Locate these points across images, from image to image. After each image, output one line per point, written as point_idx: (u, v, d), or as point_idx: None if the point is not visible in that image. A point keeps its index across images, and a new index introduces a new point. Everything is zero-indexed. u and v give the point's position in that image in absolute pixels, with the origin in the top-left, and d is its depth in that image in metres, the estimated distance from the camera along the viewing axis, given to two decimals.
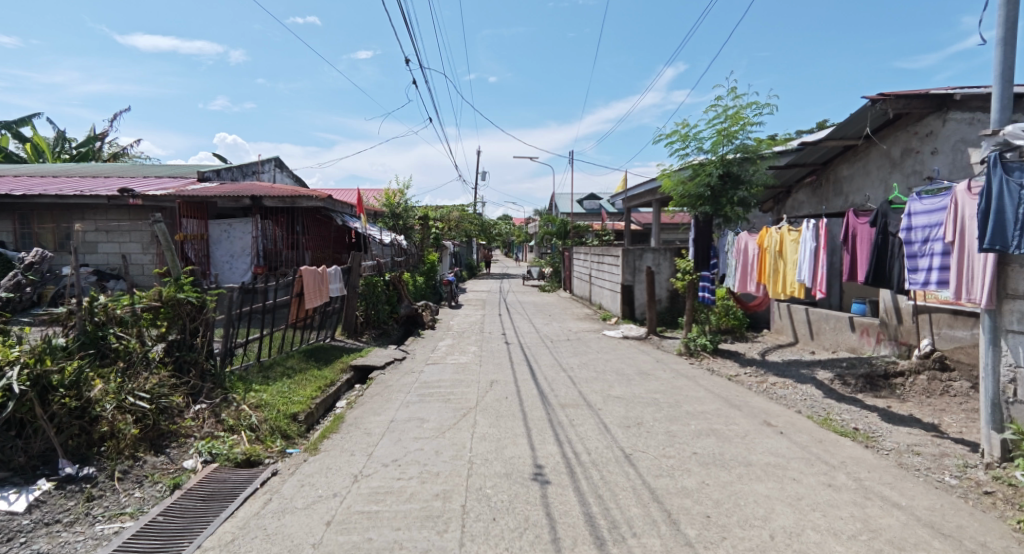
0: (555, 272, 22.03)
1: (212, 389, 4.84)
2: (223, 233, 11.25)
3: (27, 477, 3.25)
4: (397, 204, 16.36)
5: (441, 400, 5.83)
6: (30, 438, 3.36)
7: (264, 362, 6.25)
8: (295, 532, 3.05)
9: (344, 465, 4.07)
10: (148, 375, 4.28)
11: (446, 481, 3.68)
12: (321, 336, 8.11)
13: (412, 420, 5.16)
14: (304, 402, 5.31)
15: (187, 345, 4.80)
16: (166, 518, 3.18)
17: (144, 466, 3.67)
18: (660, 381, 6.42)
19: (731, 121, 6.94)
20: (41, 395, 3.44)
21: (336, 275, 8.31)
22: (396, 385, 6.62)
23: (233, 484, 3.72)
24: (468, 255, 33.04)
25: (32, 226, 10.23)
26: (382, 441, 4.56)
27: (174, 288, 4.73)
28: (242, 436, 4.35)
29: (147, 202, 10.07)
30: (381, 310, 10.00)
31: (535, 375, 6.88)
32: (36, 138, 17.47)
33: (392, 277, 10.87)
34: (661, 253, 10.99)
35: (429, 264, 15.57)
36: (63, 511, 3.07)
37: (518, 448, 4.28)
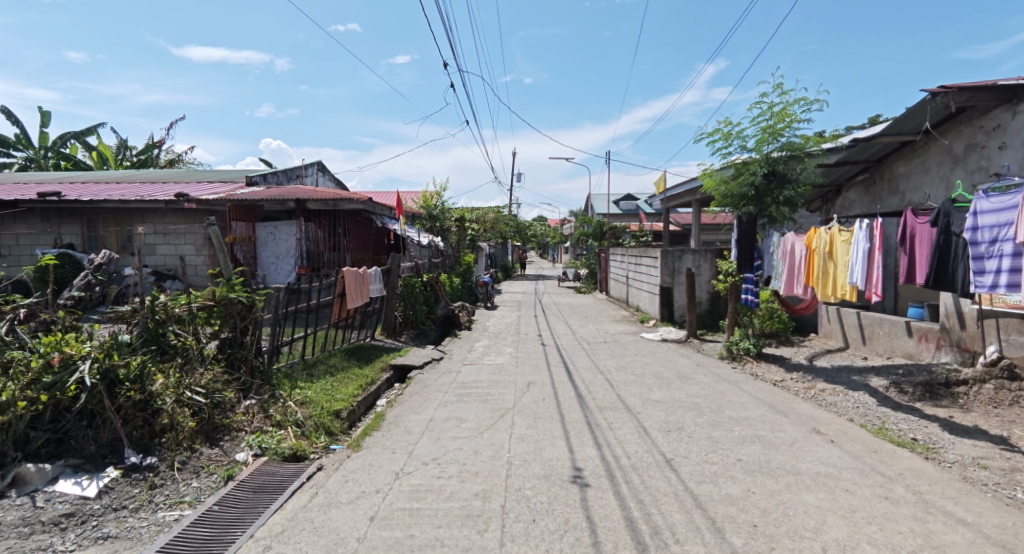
0: (591, 273, 21.84)
1: (261, 385, 5.04)
2: (269, 235, 11.67)
3: (97, 465, 3.47)
4: (434, 206, 16.60)
5: (478, 400, 5.88)
6: (99, 428, 3.60)
7: (308, 360, 6.46)
8: (341, 526, 3.14)
9: (385, 462, 4.16)
10: (204, 371, 4.49)
11: (485, 481, 3.72)
12: (361, 335, 8.31)
13: (451, 419, 5.22)
14: (347, 399, 5.46)
15: (238, 343, 5.01)
16: (221, 508, 3.32)
17: (201, 458, 3.85)
18: (701, 385, 6.28)
19: (777, 118, 6.72)
20: (109, 388, 3.66)
21: (376, 276, 8.50)
22: (434, 384, 6.71)
23: (282, 477, 3.86)
24: (503, 256, 33.20)
25: (98, 230, 10.90)
26: (422, 440, 4.63)
27: (226, 288, 4.92)
28: (289, 431, 4.51)
29: (201, 205, 10.57)
30: (419, 311, 10.16)
31: (572, 377, 6.85)
32: (101, 147, 18.62)
33: (430, 278, 11.04)
34: (701, 254, 10.73)
35: (465, 266, 15.71)
36: (129, 498, 3.27)
37: (557, 450, 4.28)
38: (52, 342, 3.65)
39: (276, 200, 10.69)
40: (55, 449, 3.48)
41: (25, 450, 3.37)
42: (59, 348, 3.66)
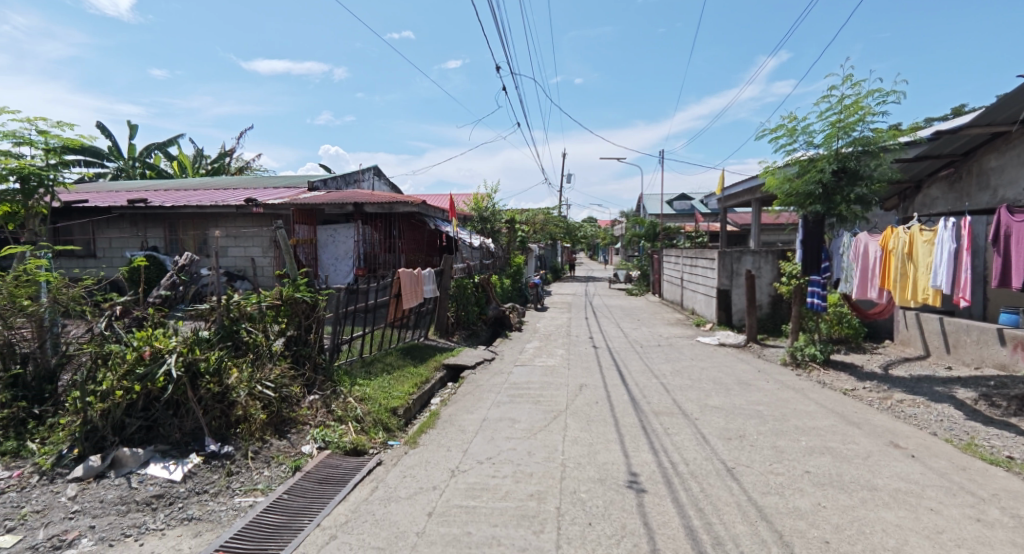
0: (643, 276, 21.39)
1: (323, 381, 5.26)
2: (329, 237, 12.17)
3: (182, 451, 3.73)
4: (485, 208, 16.80)
5: (531, 401, 5.90)
6: (183, 417, 3.87)
7: (366, 358, 6.69)
8: (401, 520, 3.23)
9: (441, 459, 4.25)
10: (272, 366, 4.73)
11: (540, 482, 3.73)
12: (416, 335, 8.52)
13: (504, 419, 5.26)
14: (403, 397, 5.62)
15: (302, 341, 5.26)
16: (290, 497, 3.50)
17: (271, 448, 4.07)
18: (763, 392, 6.02)
19: (848, 112, 6.36)
20: (192, 380, 3.94)
21: (430, 276, 8.69)
22: (486, 385, 6.78)
23: (344, 470, 4.02)
24: (553, 258, 33.14)
25: (178, 234, 11.70)
26: (476, 439, 4.70)
27: (293, 288, 5.18)
28: (349, 426, 4.68)
29: (268, 210, 11.16)
30: (471, 312, 10.31)
31: (625, 380, 6.73)
32: (181, 156, 20.03)
33: (481, 279, 11.18)
34: (762, 256, 10.29)
35: (515, 267, 15.78)
36: (210, 483, 3.50)
37: (611, 454, 4.22)
38: (143, 337, 3.97)
39: (336, 204, 11.13)
40: (145, 436, 3.77)
41: (120, 435, 3.68)
42: (149, 342, 3.97)
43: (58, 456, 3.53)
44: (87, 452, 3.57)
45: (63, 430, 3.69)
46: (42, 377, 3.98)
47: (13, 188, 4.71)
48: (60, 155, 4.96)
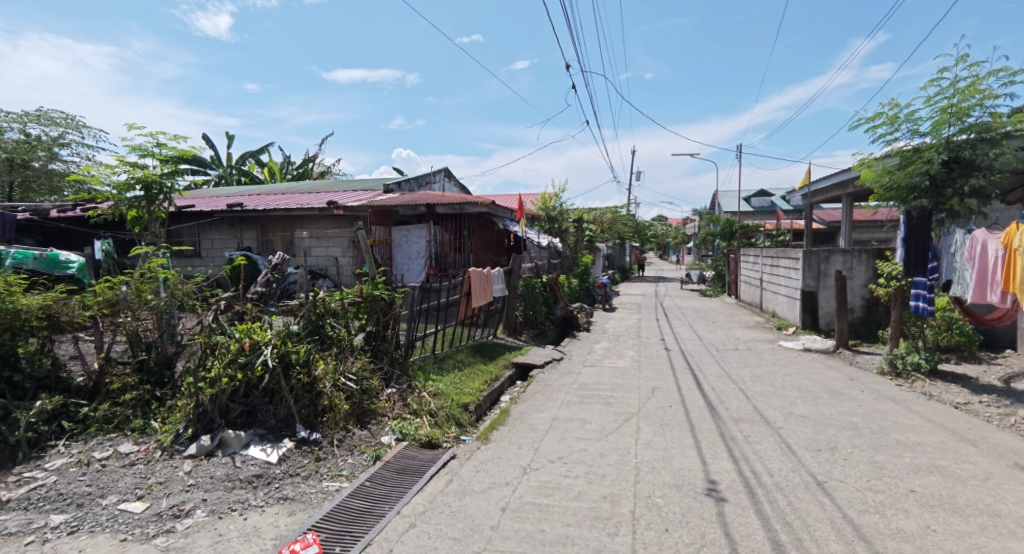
0: (718, 276, 20.47)
1: (400, 375, 5.48)
2: (402, 238, 12.57)
3: (276, 436, 4.02)
4: (553, 207, 16.82)
5: (602, 403, 5.82)
6: (278, 404, 4.17)
7: (438, 354, 6.90)
8: (476, 513, 3.31)
9: (513, 456, 4.29)
10: (354, 359, 4.97)
11: (614, 484, 3.67)
12: (485, 333, 8.67)
13: (574, 420, 5.23)
14: (474, 393, 5.74)
15: (380, 336, 5.49)
16: (372, 484, 3.67)
17: (354, 437, 4.29)
18: (857, 402, 5.58)
19: (962, 96, 5.77)
20: (285, 370, 4.24)
21: (499, 276, 8.80)
22: (556, 384, 6.78)
23: (421, 462, 4.17)
24: (621, 258, 32.52)
25: (268, 235, 12.58)
26: (547, 438, 4.71)
27: (372, 286, 5.44)
28: (424, 419, 4.83)
29: (347, 212, 11.77)
30: (538, 311, 10.36)
31: (701, 385, 6.48)
32: (271, 163, 21.54)
33: (549, 279, 11.21)
34: (854, 256, 9.56)
35: (583, 267, 15.62)
36: (301, 466, 3.75)
37: (688, 460, 4.08)
38: (244, 330, 4.31)
39: (409, 205, 11.53)
40: (246, 420, 4.10)
41: (225, 418, 4.02)
42: (250, 334, 4.31)
43: (176, 435, 3.92)
44: (198, 432, 3.94)
45: (179, 412, 4.09)
46: (161, 363, 4.44)
47: (138, 194, 5.40)
48: (175, 163, 5.51)
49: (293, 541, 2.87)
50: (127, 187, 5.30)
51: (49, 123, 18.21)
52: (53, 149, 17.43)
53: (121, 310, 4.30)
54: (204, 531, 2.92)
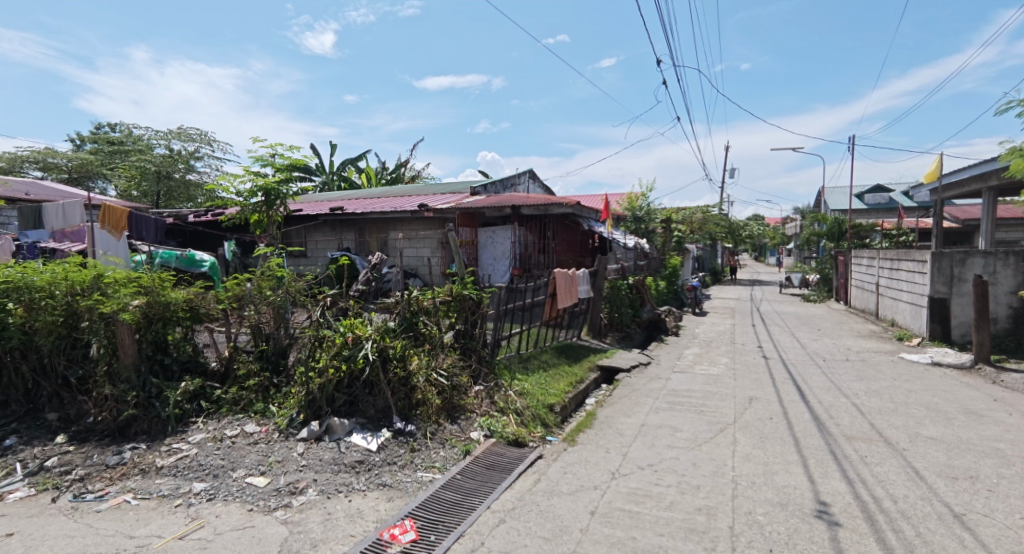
0: (825, 280, 18.85)
1: (487, 373, 5.58)
2: (488, 238, 12.80)
3: (375, 425, 4.27)
4: (639, 208, 16.44)
5: (694, 411, 5.57)
6: (377, 396, 4.42)
7: (523, 354, 6.95)
8: (564, 514, 3.30)
9: (601, 460, 4.23)
10: (445, 356, 5.14)
11: (709, 497, 3.50)
12: (569, 334, 8.61)
13: (664, 427, 5.05)
14: (559, 394, 5.74)
15: (469, 335, 5.62)
16: (462, 478, 3.78)
17: (446, 431, 4.44)
18: (1002, 427, 4.89)
19: None
20: (383, 363, 4.48)
21: (584, 277, 8.72)
22: (643, 389, 6.59)
23: (509, 459, 4.24)
24: (712, 259, 31.02)
25: (366, 237, 13.36)
26: (636, 444, 4.58)
27: (461, 286, 5.60)
28: (511, 418, 4.89)
29: (437, 214, 12.20)
30: (624, 314, 10.15)
31: (806, 397, 5.99)
32: (368, 169, 22.91)
33: (636, 280, 10.94)
34: (997, 258, 8.39)
35: (672, 269, 15.06)
36: (397, 456, 3.95)
37: (793, 478, 3.79)
38: (347, 325, 4.62)
39: (496, 207, 11.72)
40: (348, 409, 4.38)
41: (332, 406, 4.33)
42: (352, 329, 4.61)
43: (290, 419, 4.27)
44: (308, 417, 4.27)
45: (292, 398, 4.45)
46: (278, 352, 4.86)
47: (261, 200, 5.97)
48: (289, 171, 6.01)
49: (393, 525, 3.05)
50: (251, 194, 5.88)
51: (186, 139, 20.66)
52: (189, 161, 19.76)
53: (246, 304, 4.78)
54: (316, 509, 3.18)
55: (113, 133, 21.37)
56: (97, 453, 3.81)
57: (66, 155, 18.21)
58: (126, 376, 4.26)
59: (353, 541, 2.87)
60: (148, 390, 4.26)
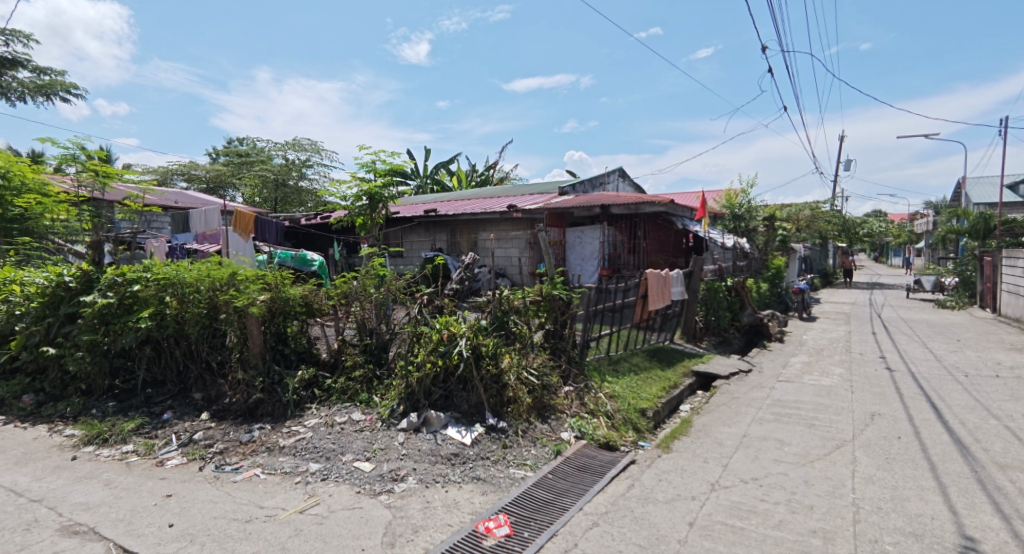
0: (965, 284, 16.58)
1: (577, 374, 5.55)
2: (577, 238, 12.67)
3: (469, 420, 4.40)
4: (739, 205, 15.40)
5: (804, 424, 5.16)
6: (470, 392, 4.56)
7: (613, 356, 6.83)
8: (661, 523, 3.20)
9: (699, 470, 4.05)
10: (535, 356, 5.18)
11: (825, 519, 3.23)
12: (661, 337, 8.34)
13: (770, 440, 4.73)
14: (652, 399, 5.58)
15: (558, 335, 5.62)
16: (554, 477, 3.80)
17: (536, 430, 4.48)
18: None
19: None
20: (476, 360, 4.61)
21: (678, 278, 8.39)
22: (744, 398, 6.21)
23: (601, 462, 4.18)
24: (822, 260, 28.54)
25: (458, 237, 13.79)
26: (738, 455, 4.34)
27: (551, 286, 5.62)
28: (602, 420, 4.84)
29: (526, 215, 12.33)
30: (721, 317, 9.63)
31: (942, 417, 5.31)
32: (460, 172, 23.67)
33: (735, 282, 10.34)
34: None
35: (776, 269, 14.07)
36: (490, 451, 4.04)
37: (929, 506, 3.39)
38: (443, 322, 4.81)
39: (585, 206, 11.59)
40: (444, 403, 4.56)
41: (428, 399, 4.53)
42: (448, 326, 4.80)
43: (391, 409, 4.52)
44: (407, 409, 4.50)
45: (393, 390, 4.71)
46: (380, 346, 5.16)
47: (365, 203, 6.39)
48: (390, 176, 6.38)
49: (487, 518, 3.13)
50: (356, 198, 6.32)
51: (300, 149, 22.64)
52: (302, 170, 21.61)
53: (352, 300, 5.15)
54: (415, 496, 3.35)
55: (240, 146, 23.97)
56: (232, 430, 4.29)
57: (204, 167, 21.10)
58: (254, 362, 4.76)
59: (451, 530, 2.99)
60: (272, 377, 4.74)
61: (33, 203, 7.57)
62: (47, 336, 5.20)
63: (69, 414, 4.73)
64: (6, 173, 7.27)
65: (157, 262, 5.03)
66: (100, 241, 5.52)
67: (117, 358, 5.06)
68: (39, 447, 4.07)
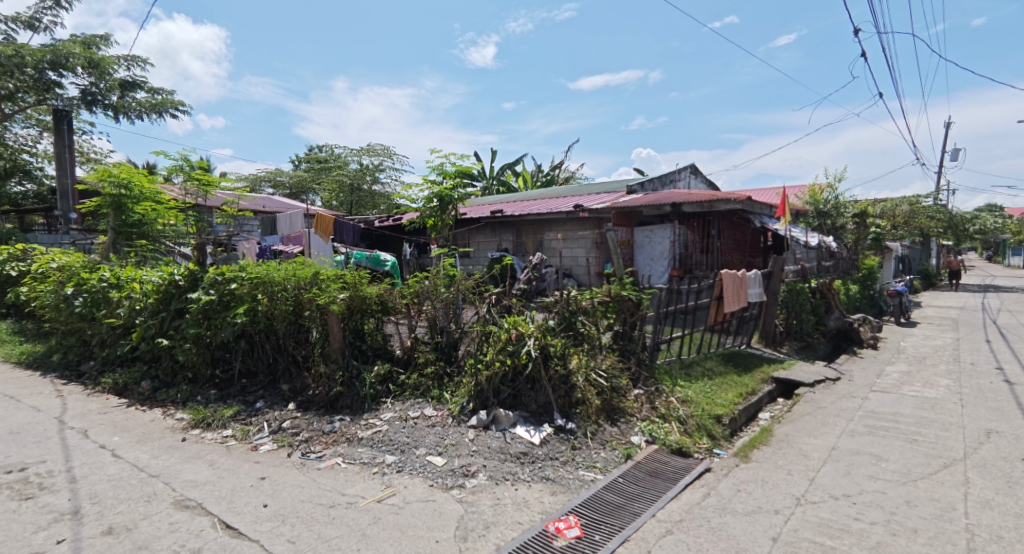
0: None
1: (647, 377, 5.41)
2: (646, 238, 12.34)
3: (537, 420, 4.41)
4: (825, 201, 14.34)
5: (903, 439, 4.74)
6: (538, 392, 4.57)
7: (684, 360, 6.60)
8: (741, 535, 3.06)
9: (782, 482, 3.83)
10: (604, 358, 5.10)
11: (931, 544, 2.96)
12: (737, 341, 7.96)
13: (864, 454, 4.38)
14: (728, 405, 5.34)
15: (627, 336, 5.51)
16: (625, 481, 3.73)
17: (606, 432, 4.42)
18: None
19: None
20: (545, 360, 4.62)
21: (756, 279, 7.96)
22: (832, 408, 5.80)
23: (674, 469, 4.06)
24: (922, 259, 26.08)
25: (524, 237, 13.83)
26: (827, 469, 4.06)
27: (620, 286, 5.52)
28: (674, 426, 4.69)
29: (593, 214, 12.17)
30: (805, 321, 9.05)
31: None
32: (525, 173, 23.79)
33: (820, 284, 9.66)
34: None
35: (868, 270, 13.03)
36: (559, 452, 4.03)
37: None
38: (512, 321, 4.86)
39: (655, 205, 11.26)
40: (513, 402, 4.60)
41: (497, 398, 4.59)
42: (516, 326, 4.83)
43: (462, 406, 4.62)
44: (477, 407, 4.58)
45: (463, 387, 4.80)
46: (450, 344, 5.29)
47: (436, 205, 6.57)
48: (459, 177, 6.51)
49: (558, 519, 3.13)
50: (426, 200, 6.51)
51: (373, 154, 23.68)
52: (375, 174, 22.64)
53: (424, 299, 5.32)
54: (487, 492, 3.41)
55: (320, 153, 25.44)
56: (316, 420, 4.55)
57: (289, 174, 22.82)
58: (334, 357, 5.04)
59: (522, 528, 3.01)
60: (351, 371, 4.99)
61: (148, 210, 8.44)
62: (161, 329, 5.75)
63: (178, 399, 5.21)
64: (128, 184, 8.12)
65: (251, 263, 5.42)
66: (203, 243, 6.05)
67: (218, 350, 5.51)
68: (155, 428, 4.52)
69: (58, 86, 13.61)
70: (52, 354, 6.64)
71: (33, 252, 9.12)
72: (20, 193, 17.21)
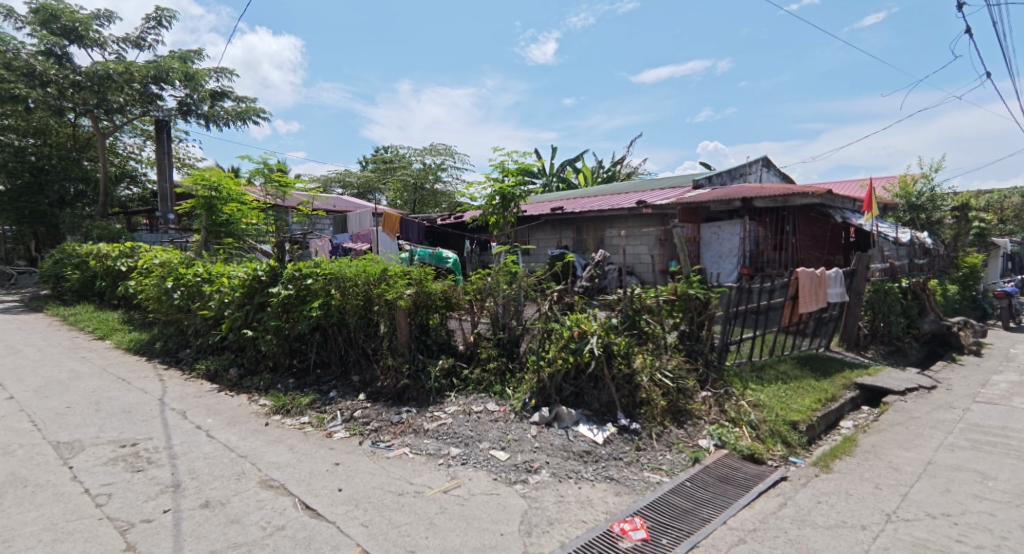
0: None
1: (716, 379, 5.21)
2: (714, 235, 11.87)
3: (600, 419, 4.36)
4: (919, 194, 13.32)
5: (1014, 456, 4.28)
6: (601, 390, 4.51)
7: (756, 363, 6.29)
8: (823, 549, 2.88)
9: (869, 496, 3.56)
10: (670, 358, 4.95)
11: None
12: (814, 344, 7.49)
13: (966, 471, 3.99)
14: (804, 411, 5.03)
15: (694, 336, 5.33)
16: (693, 486, 3.60)
17: (672, 434, 4.29)
18: None
19: None
20: (608, 358, 4.55)
21: (837, 278, 7.45)
22: (928, 418, 5.33)
23: (746, 475, 3.88)
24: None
25: (585, 235, 13.70)
26: (921, 485, 3.73)
27: (687, 285, 5.35)
28: (744, 430, 4.48)
29: (657, 211, 11.84)
30: (894, 323, 8.37)
31: None
32: (586, 169, 23.45)
33: (912, 284, 8.89)
34: None
35: (969, 269, 11.87)
36: (623, 452, 3.96)
37: None
38: (574, 319, 4.80)
39: (723, 201, 10.73)
40: (575, 400, 4.56)
41: (560, 395, 4.57)
42: (579, 323, 4.78)
43: (524, 403, 4.62)
44: (539, 403, 4.57)
45: (526, 384, 4.82)
46: (512, 341, 5.32)
47: (498, 203, 6.63)
48: (522, 175, 6.54)
49: (623, 520, 3.07)
50: (489, 198, 6.58)
51: (436, 154, 24.20)
52: (438, 173, 23.09)
53: (486, 295, 5.39)
54: (550, 489, 3.41)
55: (386, 154, 26.30)
56: (385, 411, 4.72)
57: (357, 175, 23.73)
58: (401, 350, 5.20)
59: (586, 527, 2.98)
60: (416, 364, 5.13)
61: (234, 210, 9.08)
62: (246, 321, 6.17)
63: (261, 386, 5.58)
64: (218, 186, 8.73)
65: (325, 260, 5.71)
66: (282, 240, 6.42)
67: (295, 342, 5.84)
68: (241, 412, 4.86)
69: (159, 99, 14.84)
70: (155, 342, 7.30)
71: (139, 250, 10.07)
72: (128, 197, 18.94)
